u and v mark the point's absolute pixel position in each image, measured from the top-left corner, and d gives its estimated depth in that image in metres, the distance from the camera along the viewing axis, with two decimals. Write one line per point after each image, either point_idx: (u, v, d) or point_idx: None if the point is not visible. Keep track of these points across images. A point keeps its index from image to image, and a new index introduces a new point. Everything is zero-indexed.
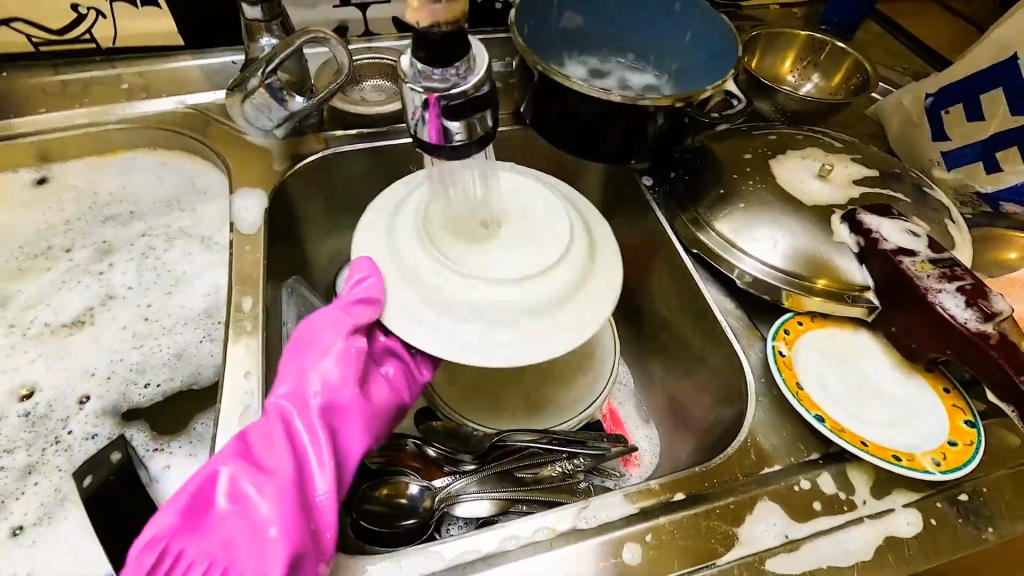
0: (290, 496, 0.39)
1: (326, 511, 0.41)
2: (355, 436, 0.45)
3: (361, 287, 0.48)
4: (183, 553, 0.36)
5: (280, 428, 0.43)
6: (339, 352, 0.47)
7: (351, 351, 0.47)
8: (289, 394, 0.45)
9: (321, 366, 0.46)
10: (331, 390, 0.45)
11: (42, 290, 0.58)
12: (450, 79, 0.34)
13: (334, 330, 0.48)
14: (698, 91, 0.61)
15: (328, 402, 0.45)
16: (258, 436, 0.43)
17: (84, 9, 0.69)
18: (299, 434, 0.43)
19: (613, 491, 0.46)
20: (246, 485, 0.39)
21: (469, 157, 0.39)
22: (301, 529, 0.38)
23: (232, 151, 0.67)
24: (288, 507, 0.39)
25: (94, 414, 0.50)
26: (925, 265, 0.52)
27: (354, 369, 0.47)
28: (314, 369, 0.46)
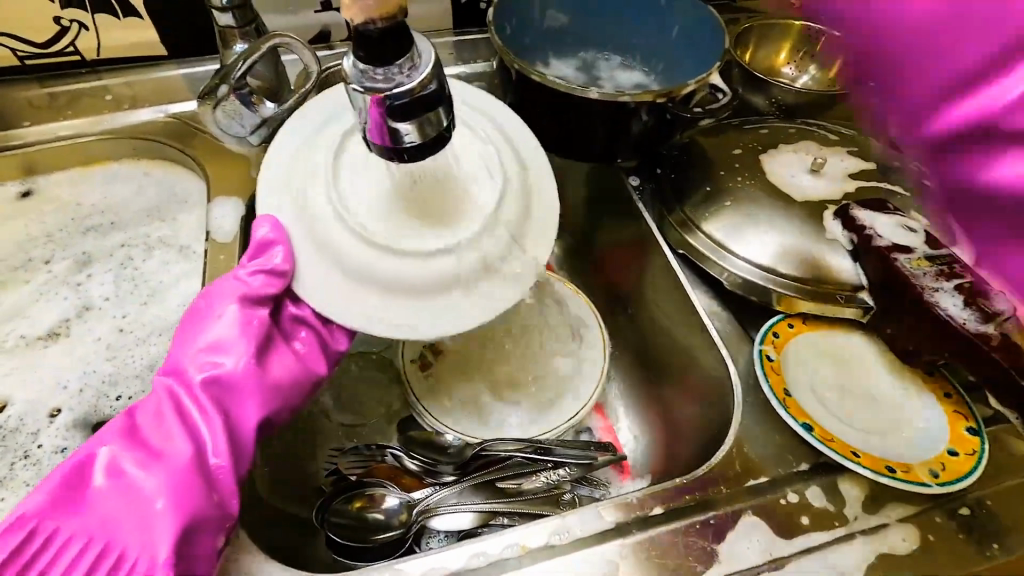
0: (176, 471, 0.38)
1: (226, 485, 0.40)
2: (259, 404, 0.44)
3: (259, 255, 0.46)
4: (59, 530, 0.36)
5: (168, 402, 0.42)
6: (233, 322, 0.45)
7: (248, 321, 0.45)
8: (179, 372, 0.43)
9: (215, 337, 0.45)
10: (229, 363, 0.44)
11: (21, 303, 0.58)
12: (394, 78, 0.33)
13: (230, 298, 0.46)
14: (681, 85, 0.59)
15: (223, 373, 0.43)
16: (148, 415, 0.42)
17: (66, 22, 0.69)
18: (190, 409, 0.42)
19: (588, 505, 0.44)
20: (125, 461, 0.38)
21: (425, 158, 0.38)
22: (195, 505, 0.37)
23: (211, 160, 0.67)
24: (179, 485, 0.38)
25: (64, 427, 0.50)
26: (920, 262, 0.49)
27: (251, 338, 0.45)
28: (209, 339, 0.45)
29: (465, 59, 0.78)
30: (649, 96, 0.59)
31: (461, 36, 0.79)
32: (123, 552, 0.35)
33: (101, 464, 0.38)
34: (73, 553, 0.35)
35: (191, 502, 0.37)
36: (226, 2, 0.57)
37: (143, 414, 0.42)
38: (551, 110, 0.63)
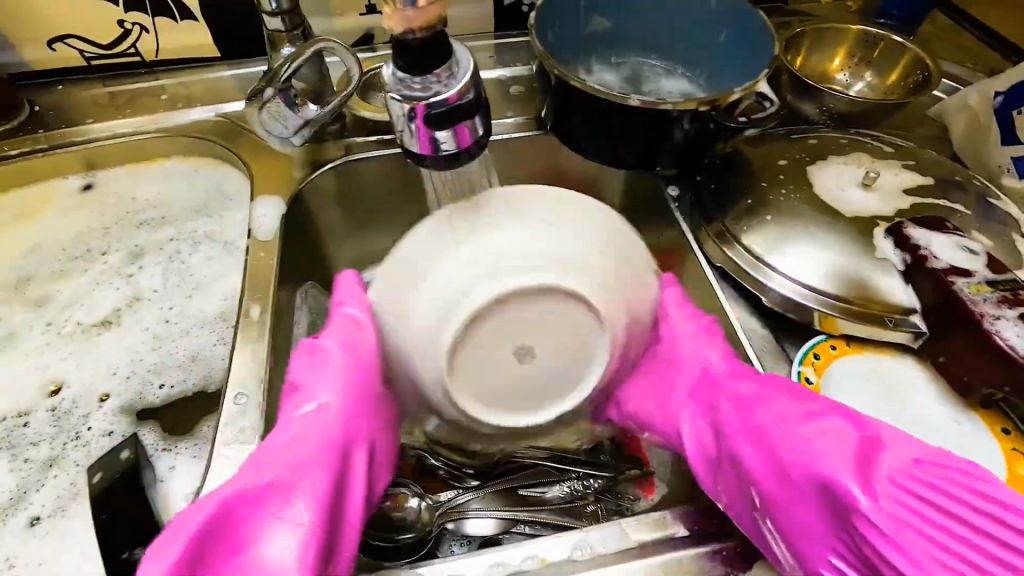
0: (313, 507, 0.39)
1: (347, 519, 0.42)
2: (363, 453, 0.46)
3: (343, 294, 0.52)
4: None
5: (311, 441, 0.43)
6: (348, 358, 0.48)
7: (361, 368, 0.48)
8: (328, 412, 0.45)
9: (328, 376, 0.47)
10: (329, 398, 0.46)
11: (78, 291, 0.62)
12: (432, 87, 0.33)
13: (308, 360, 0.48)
14: (725, 93, 0.57)
15: (345, 407, 0.46)
16: (284, 448, 0.42)
17: (129, 24, 0.73)
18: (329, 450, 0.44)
19: (611, 522, 0.44)
20: (288, 501, 0.39)
21: (461, 163, 0.38)
22: (325, 531, 0.38)
23: (256, 159, 0.69)
24: (320, 511, 0.39)
25: (112, 411, 0.53)
26: (980, 287, 0.46)
27: (362, 384, 0.47)
28: (329, 396, 0.46)
29: (506, 63, 0.78)
30: (691, 105, 0.57)
31: (502, 39, 0.80)
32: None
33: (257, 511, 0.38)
34: None
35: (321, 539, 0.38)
36: (276, 7, 0.59)
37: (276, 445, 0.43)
38: (588, 117, 0.63)
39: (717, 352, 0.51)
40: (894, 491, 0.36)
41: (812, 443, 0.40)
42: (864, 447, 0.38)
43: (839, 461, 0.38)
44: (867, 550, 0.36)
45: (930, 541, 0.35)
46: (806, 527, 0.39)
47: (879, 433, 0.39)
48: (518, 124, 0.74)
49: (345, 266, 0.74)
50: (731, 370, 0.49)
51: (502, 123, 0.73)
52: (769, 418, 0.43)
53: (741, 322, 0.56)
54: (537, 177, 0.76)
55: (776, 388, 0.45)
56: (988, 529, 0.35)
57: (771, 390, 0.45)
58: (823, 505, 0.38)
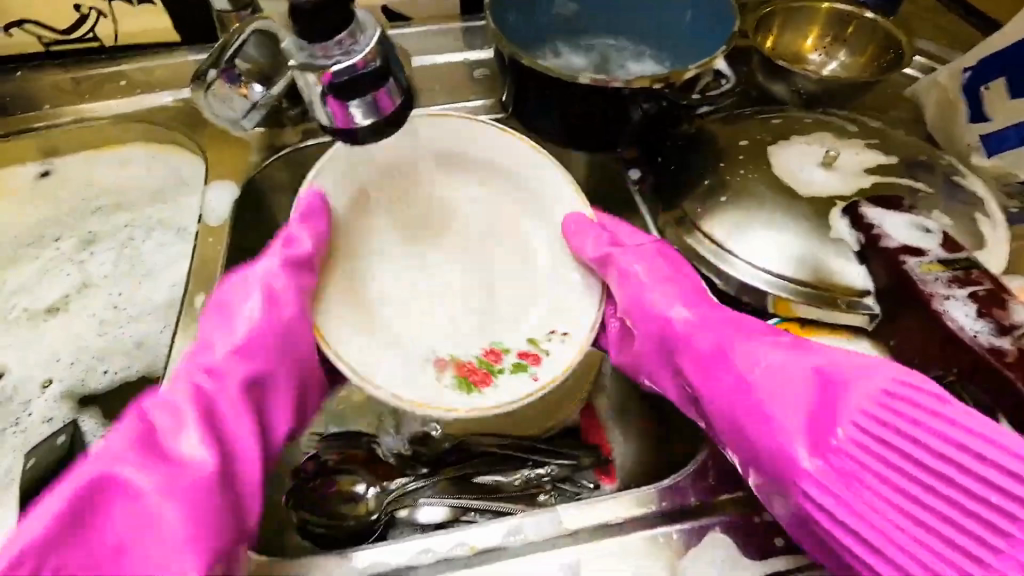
0: (206, 482, 0.39)
1: (252, 486, 0.42)
2: (283, 405, 0.48)
3: (309, 220, 0.52)
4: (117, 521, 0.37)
5: (214, 402, 0.44)
6: (228, 312, 0.49)
7: (262, 334, 0.48)
8: (223, 375, 0.45)
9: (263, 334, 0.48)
10: (238, 353, 0.47)
11: (29, 277, 0.61)
12: (334, 55, 0.32)
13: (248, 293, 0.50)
14: (681, 70, 0.55)
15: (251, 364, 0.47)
16: (164, 416, 0.42)
17: (85, 9, 0.72)
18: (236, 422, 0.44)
19: (547, 508, 0.42)
20: (175, 468, 0.39)
21: (380, 138, 0.37)
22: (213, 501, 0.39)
23: (212, 144, 0.68)
24: (212, 488, 0.39)
25: (54, 398, 0.52)
26: (932, 266, 0.44)
27: (269, 345, 0.48)
28: (242, 334, 0.48)
29: (470, 45, 0.76)
30: (646, 83, 0.55)
31: (467, 21, 0.78)
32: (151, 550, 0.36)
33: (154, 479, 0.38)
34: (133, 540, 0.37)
35: (214, 514, 0.38)
36: None
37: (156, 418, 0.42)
38: (544, 98, 0.61)
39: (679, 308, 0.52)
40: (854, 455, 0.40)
41: (782, 410, 0.43)
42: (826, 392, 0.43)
43: (830, 433, 0.41)
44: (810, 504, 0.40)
45: (893, 506, 0.38)
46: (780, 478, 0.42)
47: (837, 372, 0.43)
48: (482, 107, 0.74)
49: None
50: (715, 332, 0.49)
51: (464, 108, 0.74)
52: (727, 387, 0.46)
53: None
54: None
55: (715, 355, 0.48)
56: (922, 461, 0.38)
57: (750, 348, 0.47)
58: (837, 479, 0.40)
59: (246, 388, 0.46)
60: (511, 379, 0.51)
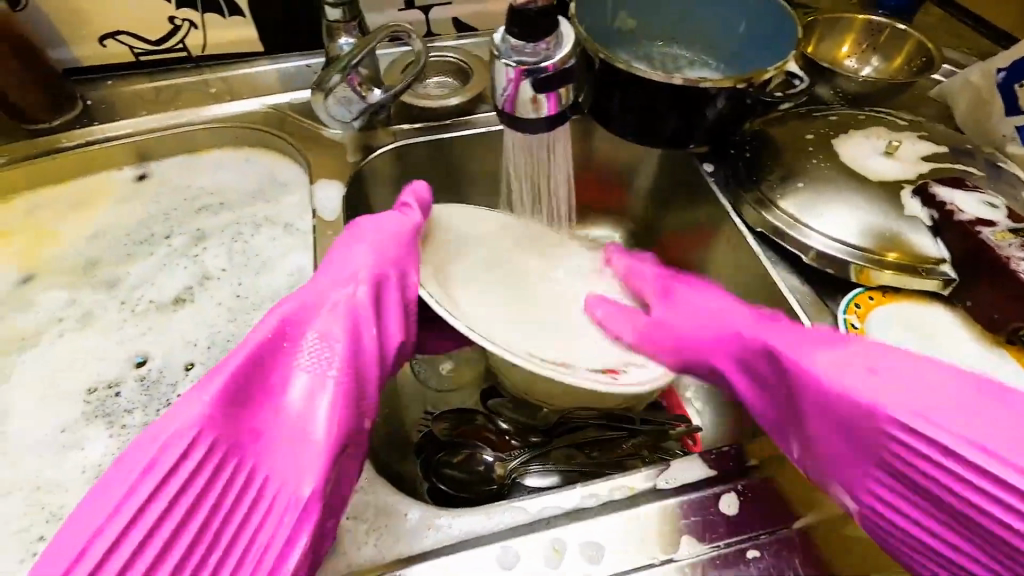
0: (337, 387, 0.44)
1: (368, 391, 0.47)
2: (396, 316, 0.52)
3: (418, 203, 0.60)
4: (254, 426, 0.42)
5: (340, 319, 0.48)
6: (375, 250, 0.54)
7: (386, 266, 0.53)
8: (349, 296, 0.50)
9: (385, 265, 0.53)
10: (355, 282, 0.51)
11: (148, 272, 0.64)
12: (537, 51, 0.40)
13: (367, 236, 0.55)
14: (759, 71, 0.62)
15: (374, 285, 0.51)
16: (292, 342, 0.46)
17: (179, 21, 0.76)
18: (359, 333, 0.49)
19: (690, 457, 0.48)
20: (316, 371, 0.45)
21: (549, 128, 0.44)
22: (349, 419, 0.43)
23: (310, 146, 0.72)
24: (342, 405, 0.43)
25: (198, 380, 0.55)
26: (1005, 235, 0.51)
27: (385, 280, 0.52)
28: (369, 259, 0.53)
29: None
30: (727, 83, 0.62)
31: None
32: (290, 432, 0.42)
33: (300, 381, 0.44)
34: (268, 440, 0.42)
35: (348, 410, 0.44)
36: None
37: (287, 335, 0.46)
38: (629, 99, 0.67)
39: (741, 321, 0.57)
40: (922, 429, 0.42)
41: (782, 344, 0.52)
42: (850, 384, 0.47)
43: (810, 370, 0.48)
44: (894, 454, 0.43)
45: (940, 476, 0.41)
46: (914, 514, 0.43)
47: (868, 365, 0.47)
48: None
49: None
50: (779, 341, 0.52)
51: None
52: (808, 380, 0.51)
53: (784, 281, 0.60)
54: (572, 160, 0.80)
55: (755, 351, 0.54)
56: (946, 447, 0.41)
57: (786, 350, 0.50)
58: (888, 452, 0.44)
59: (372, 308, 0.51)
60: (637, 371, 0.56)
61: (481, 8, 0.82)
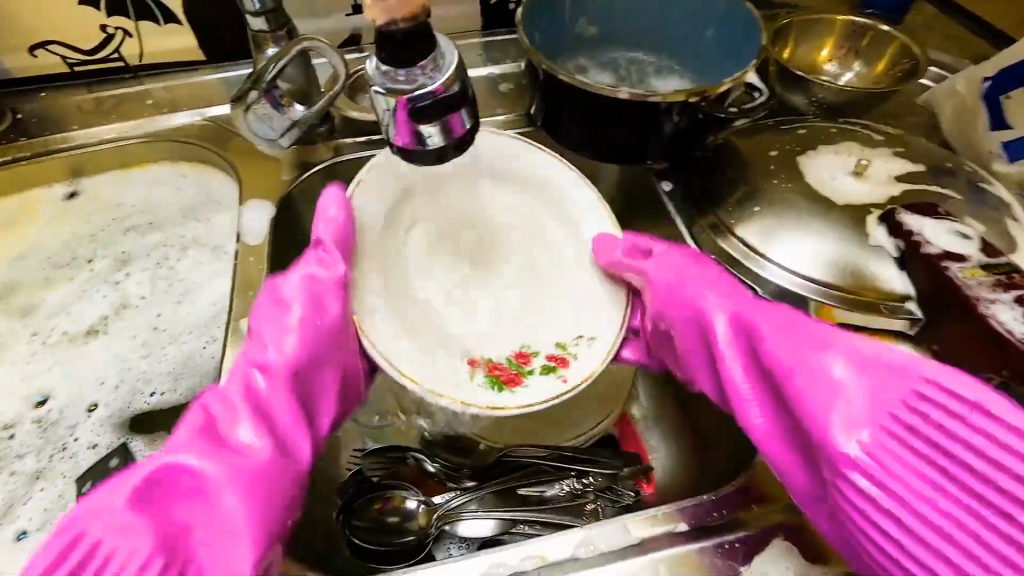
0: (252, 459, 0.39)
1: (290, 472, 0.41)
2: (329, 397, 0.47)
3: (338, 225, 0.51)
4: (162, 510, 0.36)
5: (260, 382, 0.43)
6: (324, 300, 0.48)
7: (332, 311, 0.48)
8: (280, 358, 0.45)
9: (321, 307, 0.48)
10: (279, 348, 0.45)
11: (65, 299, 0.61)
12: (416, 80, 0.33)
13: (296, 273, 0.48)
14: (714, 84, 0.57)
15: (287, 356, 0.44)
16: (220, 406, 0.42)
17: (112, 29, 0.72)
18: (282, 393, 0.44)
19: (614, 520, 0.44)
20: (230, 448, 0.39)
21: (449, 160, 0.37)
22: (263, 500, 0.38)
23: (244, 162, 0.68)
24: (252, 486, 0.38)
25: (100, 421, 0.52)
26: (975, 271, 0.46)
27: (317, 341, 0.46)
28: (293, 323, 0.46)
29: (493, 60, 0.78)
30: (680, 97, 0.57)
31: (488, 37, 0.80)
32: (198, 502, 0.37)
33: (207, 453, 0.38)
34: (180, 528, 0.36)
35: (265, 493, 0.38)
36: (260, 7, 0.58)
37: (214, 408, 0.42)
38: (578, 112, 0.62)
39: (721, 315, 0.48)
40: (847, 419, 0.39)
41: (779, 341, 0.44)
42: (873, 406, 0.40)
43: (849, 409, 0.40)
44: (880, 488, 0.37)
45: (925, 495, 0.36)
46: (807, 488, 0.42)
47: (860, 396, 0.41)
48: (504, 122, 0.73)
49: None
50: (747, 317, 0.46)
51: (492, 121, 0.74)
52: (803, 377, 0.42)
53: None
54: None
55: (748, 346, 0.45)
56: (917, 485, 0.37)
57: (747, 319, 0.46)
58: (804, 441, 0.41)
59: (295, 379, 0.45)
60: (541, 380, 0.51)
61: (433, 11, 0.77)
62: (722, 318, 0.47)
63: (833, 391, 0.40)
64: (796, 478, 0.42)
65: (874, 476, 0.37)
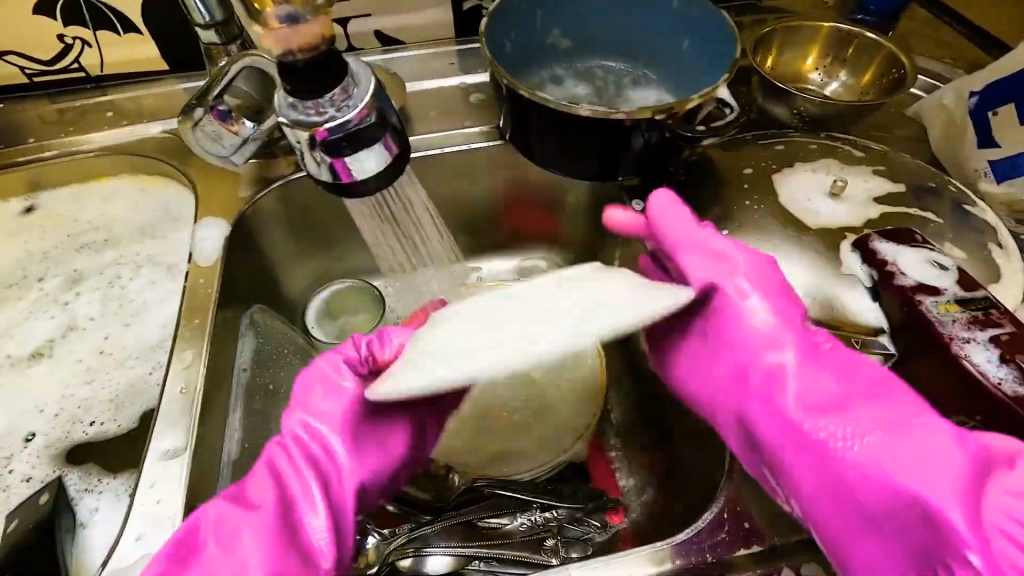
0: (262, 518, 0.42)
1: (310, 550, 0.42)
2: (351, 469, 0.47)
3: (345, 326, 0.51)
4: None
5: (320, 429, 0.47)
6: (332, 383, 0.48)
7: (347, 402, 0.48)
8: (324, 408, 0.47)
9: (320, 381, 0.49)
10: (319, 420, 0.47)
11: (13, 321, 0.59)
12: (325, 111, 0.30)
13: (319, 387, 0.48)
14: (683, 100, 0.54)
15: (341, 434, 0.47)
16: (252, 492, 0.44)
17: (70, 39, 0.69)
18: (330, 480, 0.46)
19: (558, 568, 0.41)
20: (241, 535, 0.41)
21: (378, 190, 0.35)
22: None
23: (202, 177, 0.66)
24: (273, 558, 0.40)
25: (37, 451, 0.51)
26: (950, 306, 0.43)
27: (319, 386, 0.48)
28: (321, 413, 0.47)
29: (467, 70, 0.76)
30: (647, 114, 0.54)
31: (462, 45, 0.77)
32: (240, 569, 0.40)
33: (240, 547, 0.40)
34: None
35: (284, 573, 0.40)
36: (210, 19, 0.56)
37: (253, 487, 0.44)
38: (543, 129, 0.59)
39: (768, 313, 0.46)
40: (869, 460, 0.38)
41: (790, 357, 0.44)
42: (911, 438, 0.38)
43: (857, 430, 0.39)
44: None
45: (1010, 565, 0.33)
46: (871, 560, 0.38)
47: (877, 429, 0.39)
48: (478, 133, 0.70)
49: (303, 284, 0.71)
50: (782, 339, 0.45)
51: (462, 133, 0.71)
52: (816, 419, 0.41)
53: None
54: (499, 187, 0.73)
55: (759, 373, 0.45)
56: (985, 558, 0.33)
57: (774, 338, 0.45)
58: (842, 500, 0.39)
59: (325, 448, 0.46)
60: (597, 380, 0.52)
61: (404, 19, 0.74)
62: (761, 310, 0.46)
63: (876, 429, 0.39)
64: (870, 551, 0.38)
65: (975, 540, 0.34)
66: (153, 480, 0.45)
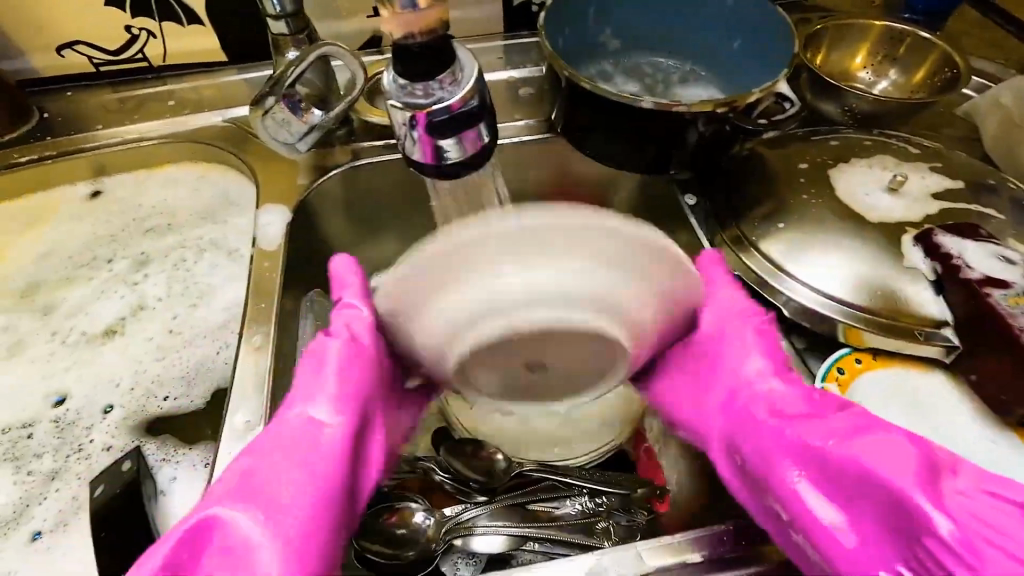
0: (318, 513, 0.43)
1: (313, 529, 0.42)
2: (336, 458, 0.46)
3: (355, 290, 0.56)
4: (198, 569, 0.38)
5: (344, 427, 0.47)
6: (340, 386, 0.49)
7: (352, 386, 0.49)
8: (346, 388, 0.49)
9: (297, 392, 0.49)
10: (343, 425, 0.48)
11: (85, 299, 0.62)
12: (433, 93, 0.32)
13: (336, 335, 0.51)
14: (742, 94, 0.54)
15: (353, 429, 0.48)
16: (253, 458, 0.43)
17: (136, 30, 0.71)
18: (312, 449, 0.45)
19: (626, 545, 0.42)
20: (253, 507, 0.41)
21: (466, 174, 0.36)
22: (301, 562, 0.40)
23: (262, 164, 0.68)
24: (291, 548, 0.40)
25: (115, 423, 0.53)
26: (1019, 300, 0.43)
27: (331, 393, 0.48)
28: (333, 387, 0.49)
29: (515, 64, 0.77)
30: (707, 107, 0.55)
31: (510, 40, 0.79)
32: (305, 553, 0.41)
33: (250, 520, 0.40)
34: None
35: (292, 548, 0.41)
36: (280, 11, 0.58)
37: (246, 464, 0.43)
38: (599, 122, 0.60)
39: (754, 361, 0.50)
40: (967, 502, 0.37)
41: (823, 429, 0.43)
42: (923, 463, 0.39)
43: (841, 438, 0.41)
44: (928, 554, 0.37)
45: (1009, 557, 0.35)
46: (860, 559, 0.39)
47: (934, 455, 0.39)
48: (525, 127, 0.71)
49: None
50: (764, 386, 0.48)
51: (512, 126, 0.72)
52: (835, 441, 0.42)
53: None
54: (547, 180, 0.74)
55: (760, 396, 0.48)
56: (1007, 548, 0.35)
57: (765, 384, 0.48)
58: (853, 488, 0.40)
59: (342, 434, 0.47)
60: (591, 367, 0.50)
61: (455, 14, 0.76)
62: (757, 360, 0.50)
63: (878, 447, 0.40)
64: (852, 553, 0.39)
65: (941, 512, 0.36)
66: (233, 447, 0.46)
